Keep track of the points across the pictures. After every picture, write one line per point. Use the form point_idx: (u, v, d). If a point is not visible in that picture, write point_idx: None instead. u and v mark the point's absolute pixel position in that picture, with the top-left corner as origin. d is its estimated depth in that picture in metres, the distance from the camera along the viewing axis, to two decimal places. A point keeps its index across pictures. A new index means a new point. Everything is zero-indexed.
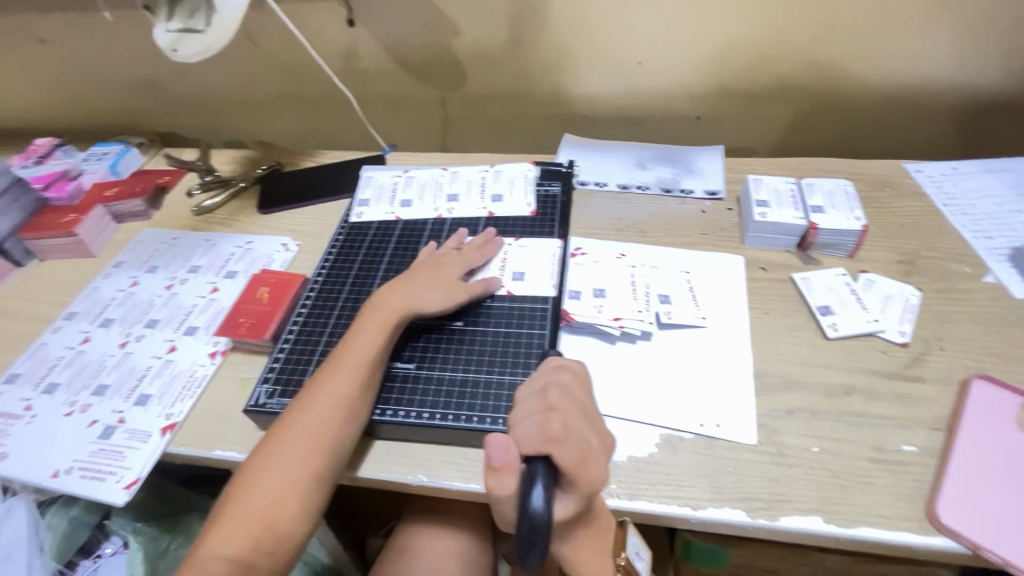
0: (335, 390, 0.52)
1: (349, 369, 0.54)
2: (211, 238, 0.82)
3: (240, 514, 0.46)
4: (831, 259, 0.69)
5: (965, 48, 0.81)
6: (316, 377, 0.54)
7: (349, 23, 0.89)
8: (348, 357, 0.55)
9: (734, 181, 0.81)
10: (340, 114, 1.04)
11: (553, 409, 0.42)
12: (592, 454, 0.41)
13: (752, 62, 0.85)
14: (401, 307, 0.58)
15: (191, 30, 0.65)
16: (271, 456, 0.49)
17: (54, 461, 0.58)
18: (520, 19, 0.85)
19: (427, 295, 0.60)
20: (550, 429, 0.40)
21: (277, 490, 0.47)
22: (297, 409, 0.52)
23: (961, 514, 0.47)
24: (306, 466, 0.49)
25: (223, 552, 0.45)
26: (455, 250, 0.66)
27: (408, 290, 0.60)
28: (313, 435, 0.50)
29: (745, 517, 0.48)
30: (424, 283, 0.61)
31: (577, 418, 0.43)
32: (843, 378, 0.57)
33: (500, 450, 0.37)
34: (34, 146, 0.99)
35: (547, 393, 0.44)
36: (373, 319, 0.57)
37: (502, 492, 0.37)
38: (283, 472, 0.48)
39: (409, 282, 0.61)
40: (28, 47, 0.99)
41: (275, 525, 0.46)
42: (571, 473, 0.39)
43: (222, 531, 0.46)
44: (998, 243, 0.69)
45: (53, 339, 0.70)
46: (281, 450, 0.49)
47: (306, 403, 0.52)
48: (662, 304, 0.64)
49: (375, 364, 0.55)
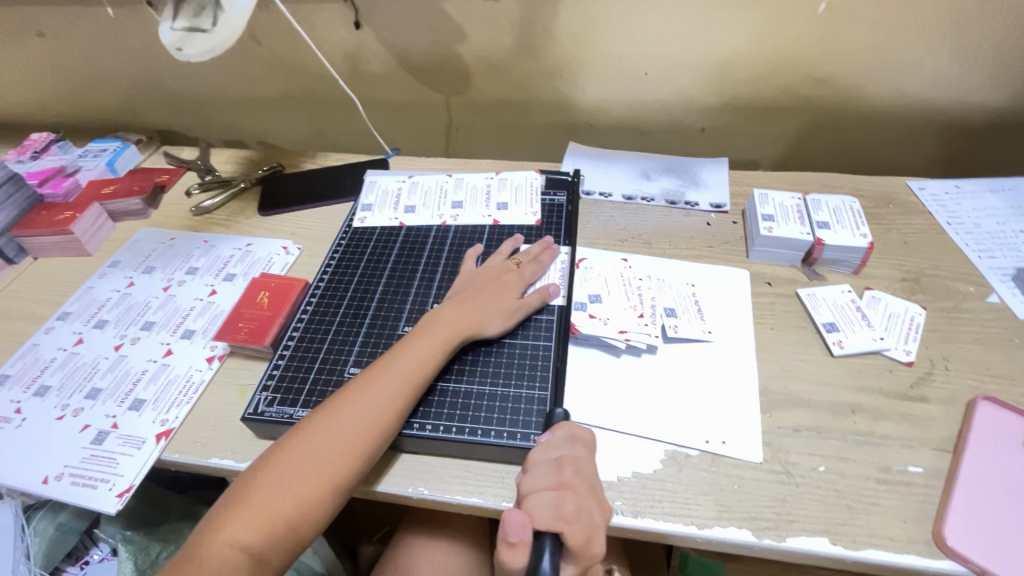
0: (378, 399, 0.51)
1: (395, 379, 0.52)
2: (209, 239, 0.80)
3: (259, 505, 0.45)
4: (835, 276, 0.69)
5: (971, 68, 0.81)
6: (361, 379, 0.53)
7: (356, 25, 0.88)
8: (400, 367, 0.53)
9: (739, 195, 0.81)
10: (344, 116, 1.03)
11: (567, 486, 0.43)
12: (598, 531, 0.42)
13: (759, 76, 0.85)
14: (465, 328, 0.57)
15: (197, 29, 0.64)
16: (299, 452, 0.47)
17: (44, 466, 0.56)
18: (528, 27, 0.84)
19: (492, 319, 0.59)
20: (562, 510, 0.41)
21: (299, 488, 0.46)
22: (334, 407, 0.50)
23: (968, 537, 0.47)
24: (333, 471, 0.47)
25: (238, 540, 0.43)
26: (516, 265, 0.65)
27: (471, 310, 0.59)
28: (346, 440, 0.48)
29: (751, 537, 0.48)
30: (490, 303, 0.60)
31: (586, 497, 0.43)
32: (848, 397, 0.57)
33: (517, 526, 0.38)
34: (29, 140, 0.97)
35: (562, 467, 0.45)
36: (431, 333, 0.56)
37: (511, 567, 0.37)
38: (308, 472, 0.47)
39: (475, 299, 0.60)
40: (25, 41, 0.98)
41: (290, 524, 0.45)
42: (579, 551, 0.40)
43: (238, 517, 0.44)
44: (1001, 263, 0.70)
45: (45, 339, 0.69)
46: (312, 448, 0.48)
47: (344, 405, 0.50)
48: (669, 318, 0.64)
49: (410, 371, 0.53)
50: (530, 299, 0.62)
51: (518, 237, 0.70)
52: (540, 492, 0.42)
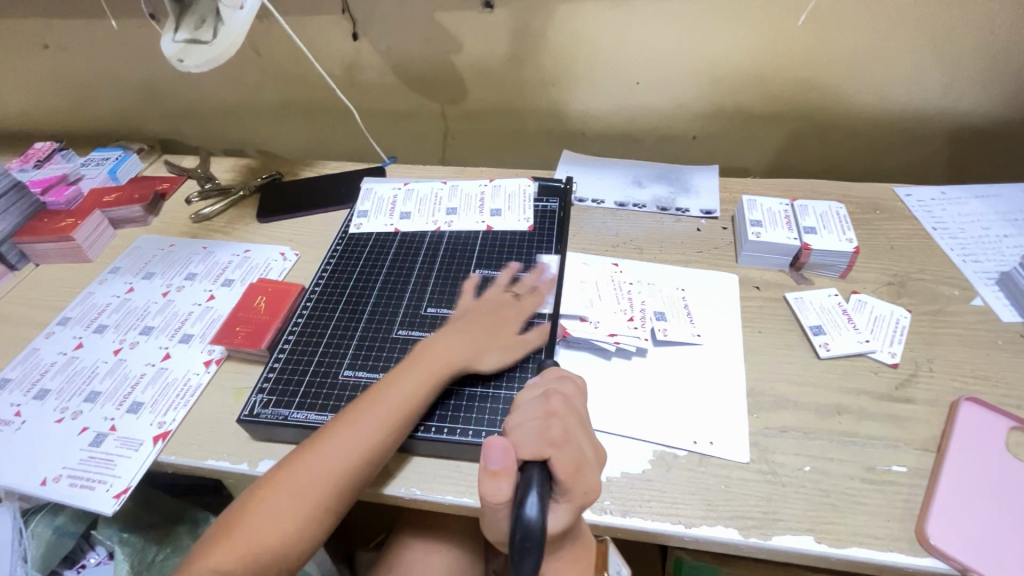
0: (362, 435, 0.50)
1: (380, 415, 0.52)
2: (208, 246, 0.82)
3: (240, 537, 0.45)
4: (822, 280, 0.70)
5: (954, 77, 0.83)
6: (346, 413, 0.52)
7: (354, 37, 0.90)
8: (385, 400, 0.52)
9: (728, 201, 0.83)
10: (342, 126, 1.05)
11: (555, 414, 0.43)
12: (587, 465, 0.41)
13: (747, 85, 0.87)
14: (461, 361, 0.56)
15: (198, 41, 0.66)
16: (281, 485, 0.48)
17: (43, 468, 0.57)
18: (522, 38, 0.86)
19: (491, 353, 0.58)
20: (550, 433, 0.40)
21: (278, 522, 0.46)
22: (317, 440, 0.50)
23: (950, 535, 0.47)
24: (313, 505, 0.47)
25: (215, 572, 0.44)
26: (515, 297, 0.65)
27: (469, 344, 0.58)
28: (328, 476, 0.48)
29: (737, 535, 0.48)
30: (487, 337, 0.59)
31: (575, 425, 0.43)
32: (834, 398, 0.58)
33: (499, 453, 0.37)
34: (33, 149, 0.99)
35: (548, 399, 0.45)
36: (420, 366, 0.55)
37: (494, 500, 0.36)
38: (287, 506, 0.47)
39: (471, 334, 0.59)
40: (31, 52, 1.00)
41: (270, 558, 0.45)
42: (567, 482, 0.39)
43: (218, 550, 0.45)
44: (986, 267, 0.71)
45: (46, 344, 0.70)
46: (293, 483, 0.48)
47: (327, 440, 0.50)
48: (658, 321, 0.65)
49: (398, 405, 0.52)
50: (530, 334, 0.60)
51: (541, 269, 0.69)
52: (529, 421, 0.42)
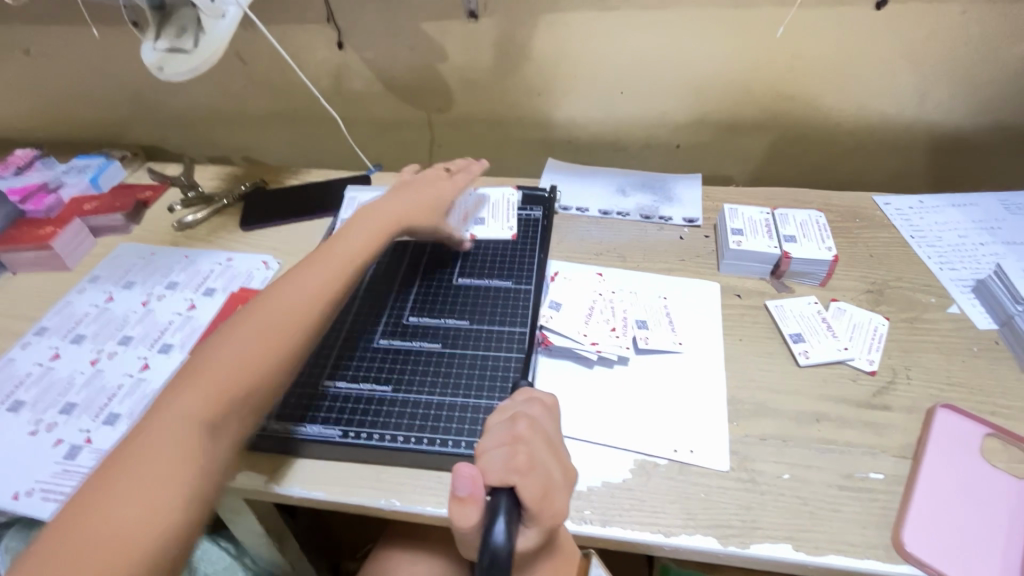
0: (295, 292, 0.56)
1: (308, 282, 0.57)
2: (190, 254, 0.81)
3: (205, 376, 0.48)
4: (803, 288, 0.71)
5: (930, 88, 0.84)
6: (264, 293, 0.56)
7: (339, 45, 0.90)
8: (309, 273, 0.58)
9: (711, 209, 0.84)
10: (327, 133, 1.05)
11: (521, 439, 0.42)
12: (555, 489, 0.41)
13: (729, 95, 0.89)
14: (392, 224, 0.66)
15: (178, 49, 0.66)
16: (217, 352, 0.50)
17: (15, 482, 0.56)
18: (506, 47, 0.87)
19: (421, 209, 0.69)
20: (516, 460, 0.40)
21: (220, 380, 0.48)
22: (242, 317, 0.53)
23: (926, 541, 0.48)
24: (256, 361, 0.50)
25: (169, 431, 0.44)
26: (447, 174, 0.75)
27: (398, 213, 0.67)
28: (265, 334, 0.52)
29: (716, 544, 0.48)
30: (416, 202, 0.69)
31: (542, 448, 0.43)
32: (814, 406, 0.58)
33: (466, 481, 0.37)
34: (13, 157, 0.98)
35: (515, 423, 0.44)
36: (321, 264, 0.59)
37: (463, 524, 0.37)
38: (224, 367, 0.48)
39: (399, 208, 0.69)
40: (12, 60, 0.99)
41: (227, 402, 0.47)
42: (534, 506, 0.39)
43: (161, 414, 0.45)
44: (962, 275, 0.72)
45: (21, 354, 0.69)
46: (233, 346, 0.50)
47: (258, 312, 0.53)
48: (640, 330, 0.65)
49: (295, 297, 0.55)
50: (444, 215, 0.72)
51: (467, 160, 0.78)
52: (494, 448, 0.42)
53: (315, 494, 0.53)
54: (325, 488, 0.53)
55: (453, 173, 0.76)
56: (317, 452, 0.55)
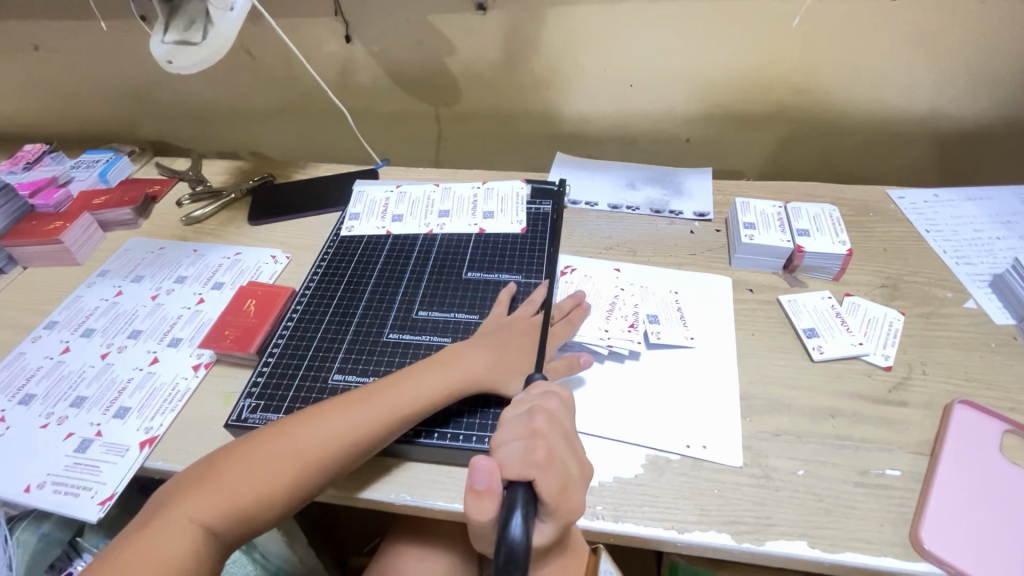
0: (375, 415, 0.51)
1: (393, 402, 0.52)
2: (198, 248, 0.81)
3: (299, 443, 0.48)
4: (816, 283, 0.70)
5: (946, 80, 0.83)
6: (354, 394, 0.53)
7: (347, 39, 0.90)
8: (396, 394, 0.52)
9: (722, 203, 0.83)
10: (335, 128, 1.05)
11: (539, 434, 0.42)
12: (573, 482, 0.41)
13: (740, 88, 0.87)
14: (479, 381, 0.55)
15: (186, 42, 0.65)
16: (273, 446, 0.48)
17: (27, 475, 0.56)
18: (515, 40, 0.86)
19: (518, 377, 0.55)
20: (535, 456, 0.40)
21: (258, 482, 0.46)
22: (315, 413, 0.51)
23: (945, 539, 0.47)
24: (299, 474, 0.47)
25: (191, 519, 0.44)
26: (548, 322, 0.61)
27: (497, 363, 0.56)
28: (322, 448, 0.48)
29: (730, 540, 0.48)
30: (519, 366, 0.56)
31: (560, 443, 0.42)
32: (828, 402, 0.57)
33: (484, 474, 0.37)
34: (22, 152, 0.98)
35: (533, 417, 0.43)
36: (432, 367, 0.55)
37: (480, 518, 0.37)
38: (265, 468, 0.47)
39: (499, 353, 0.57)
40: (21, 55, 0.99)
41: (300, 476, 0.48)
42: (552, 501, 0.39)
43: (199, 494, 0.45)
44: (979, 270, 0.71)
45: (32, 348, 0.69)
46: (289, 445, 0.48)
47: (333, 413, 0.50)
48: (651, 324, 0.64)
49: (398, 397, 0.52)
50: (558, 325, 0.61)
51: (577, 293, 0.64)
52: (511, 441, 0.41)
53: (325, 488, 0.53)
54: (334, 481, 0.53)
55: (561, 317, 0.61)
56: None
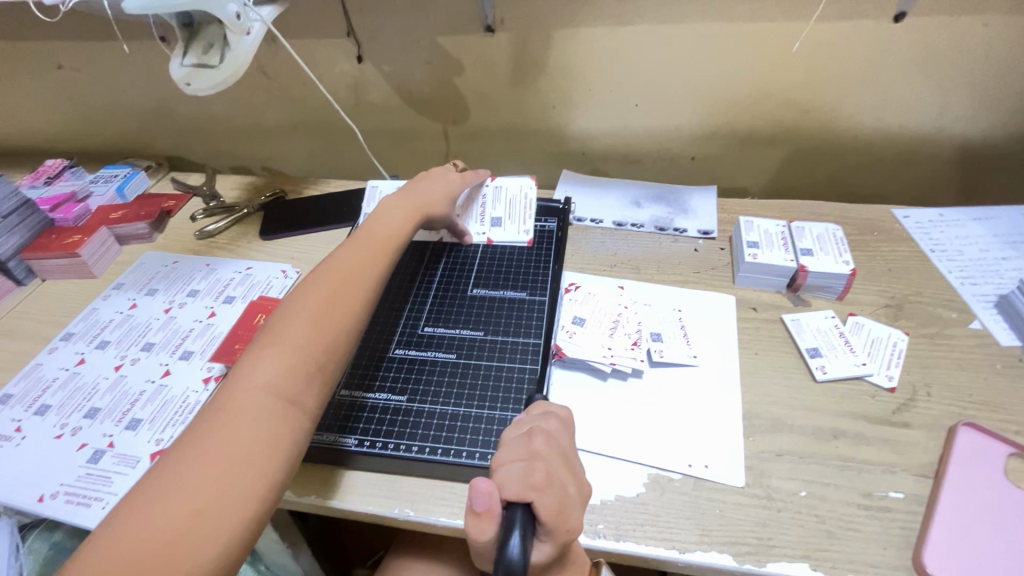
0: (353, 264, 0.59)
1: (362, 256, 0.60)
2: (211, 263, 0.83)
3: (261, 369, 0.48)
4: (820, 302, 0.70)
5: (950, 101, 0.83)
6: (315, 273, 0.58)
7: (358, 59, 0.92)
8: (360, 251, 0.61)
9: (726, 221, 0.83)
10: (345, 144, 1.07)
11: (538, 456, 0.42)
12: (571, 504, 0.41)
13: (744, 108, 0.89)
14: (417, 214, 0.68)
15: (204, 65, 0.67)
16: (284, 327, 0.51)
17: (41, 484, 0.57)
18: (522, 61, 0.88)
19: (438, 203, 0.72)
20: (534, 477, 0.40)
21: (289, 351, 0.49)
22: (300, 294, 0.54)
23: (949, 565, 0.47)
24: (326, 326, 0.52)
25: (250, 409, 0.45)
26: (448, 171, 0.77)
27: (418, 197, 0.70)
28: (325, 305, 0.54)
29: (732, 561, 0.48)
30: (433, 192, 0.72)
31: (558, 465, 0.43)
32: (831, 422, 0.58)
33: (483, 497, 0.37)
34: (44, 167, 1.01)
35: (531, 438, 0.44)
36: (348, 256, 0.59)
37: (480, 538, 0.37)
38: (250, 413, 0.45)
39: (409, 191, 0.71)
40: (44, 73, 1.03)
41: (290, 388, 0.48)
42: (550, 522, 0.39)
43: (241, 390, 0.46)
44: (984, 290, 0.71)
45: (48, 359, 0.71)
46: (296, 317, 0.52)
47: (314, 287, 0.55)
48: (655, 342, 0.65)
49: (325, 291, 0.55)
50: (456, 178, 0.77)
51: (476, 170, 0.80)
52: (510, 462, 0.42)
53: (332, 503, 0.54)
54: (338, 498, 0.54)
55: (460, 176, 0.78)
56: (331, 462, 0.55)
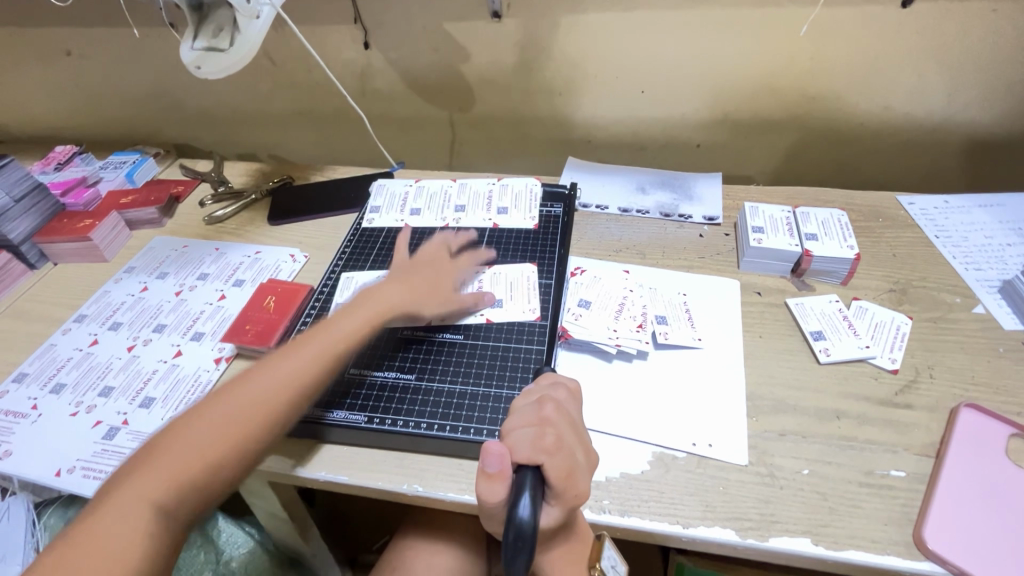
0: (310, 357, 0.54)
1: (330, 338, 0.56)
2: (220, 247, 0.84)
3: (168, 454, 0.45)
4: (824, 287, 0.71)
5: (956, 88, 0.83)
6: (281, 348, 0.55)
7: (365, 45, 0.92)
8: (330, 333, 0.56)
9: (731, 207, 0.84)
10: (352, 131, 1.07)
11: (548, 421, 0.44)
12: (580, 469, 0.42)
13: (749, 96, 0.89)
14: (399, 308, 0.62)
15: (214, 48, 0.68)
16: (221, 408, 0.48)
17: (58, 460, 0.59)
18: (528, 47, 0.88)
19: (430, 304, 0.64)
20: (544, 442, 0.41)
21: (217, 440, 0.46)
22: (253, 372, 0.52)
23: (949, 541, 0.48)
24: (253, 425, 0.48)
25: (143, 495, 0.42)
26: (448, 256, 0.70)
27: (405, 292, 0.63)
28: (273, 392, 0.50)
29: (735, 536, 0.49)
30: (424, 289, 0.64)
31: (568, 432, 0.44)
32: (834, 403, 0.58)
33: (495, 458, 0.38)
34: (53, 153, 1.02)
35: (542, 406, 0.45)
36: (314, 339, 0.55)
37: (491, 499, 0.38)
38: (138, 503, 0.42)
39: (411, 284, 0.64)
40: (53, 60, 1.03)
41: (187, 483, 0.44)
42: (559, 485, 0.40)
43: (144, 474, 0.43)
44: (989, 276, 0.71)
45: (62, 340, 0.72)
46: (231, 406, 0.49)
47: (273, 365, 0.52)
48: (659, 325, 0.66)
49: (273, 380, 0.51)
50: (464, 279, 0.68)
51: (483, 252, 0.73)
52: (522, 428, 0.43)
53: (342, 478, 0.55)
54: (348, 471, 0.55)
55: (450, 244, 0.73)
56: (343, 438, 0.57)
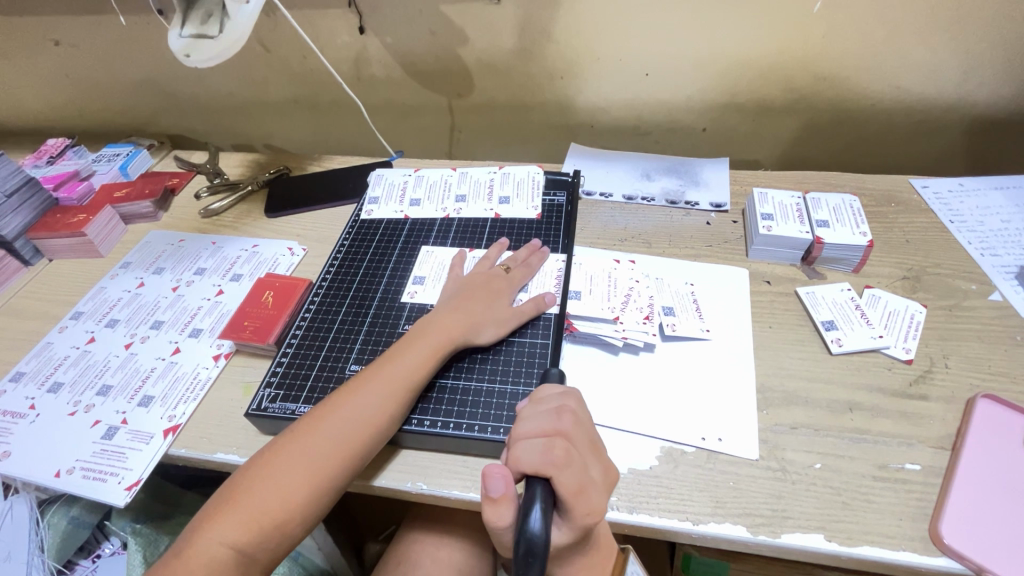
0: (381, 404, 0.52)
1: (399, 373, 0.54)
2: (217, 241, 0.82)
3: (250, 496, 0.46)
4: (835, 275, 0.69)
5: (974, 67, 0.80)
6: (355, 384, 0.54)
7: (360, 30, 0.89)
8: (398, 371, 0.54)
9: (739, 193, 0.82)
10: (349, 120, 1.05)
11: (560, 433, 0.43)
12: (593, 485, 0.41)
13: (758, 77, 0.86)
14: (460, 335, 0.58)
15: (203, 36, 0.66)
16: (295, 450, 0.49)
17: (57, 461, 0.58)
18: (529, 29, 0.85)
19: (486, 327, 0.59)
20: (554, 455, 0.41)
21: (291, 487, 0.47)
22: (325, 411, 0.51)
23: (965, 536, 0.46)
24: (321, 476, 0.48)
25: (225, 538, 0.44)
26: (505, 270, 0.66)
27: (463, 318, 0.59)
28: (345, 437, 0.50)
29: (747, 532, 0.48)
30: (481, 312, 0.60)
31: (583, 447, 0.43)
32: (846, 395, 0.57)
33: (498, 482, 0.39)
34: (45, 146, 1.00)
35: (558, 416, 0.45)
36: (382, 382, 0.53)
37: (499, 522, 0.38)
38: (221, 547, 0.44)
39: (468, 307, 0.60)
40: (41, 49, 1.01)
41: (262, 530, 0.45)
42: (569, 499, 0.40)
43: (226, 517, 0.45)
44: (1005, 262, 0.69)
45: (59, 338, 0.71)
46: (302, 451, 0.49)
47: (345, 403, 0.52)
48: (667, 317, 0.64)
49: (345, 426, 0.50)
50: (523, 305, 0.62)
51: (538, 247, 0.69)
52: (533, 438, 0.42)
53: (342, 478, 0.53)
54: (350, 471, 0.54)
55: (515, 260, 0.67)
56: None
